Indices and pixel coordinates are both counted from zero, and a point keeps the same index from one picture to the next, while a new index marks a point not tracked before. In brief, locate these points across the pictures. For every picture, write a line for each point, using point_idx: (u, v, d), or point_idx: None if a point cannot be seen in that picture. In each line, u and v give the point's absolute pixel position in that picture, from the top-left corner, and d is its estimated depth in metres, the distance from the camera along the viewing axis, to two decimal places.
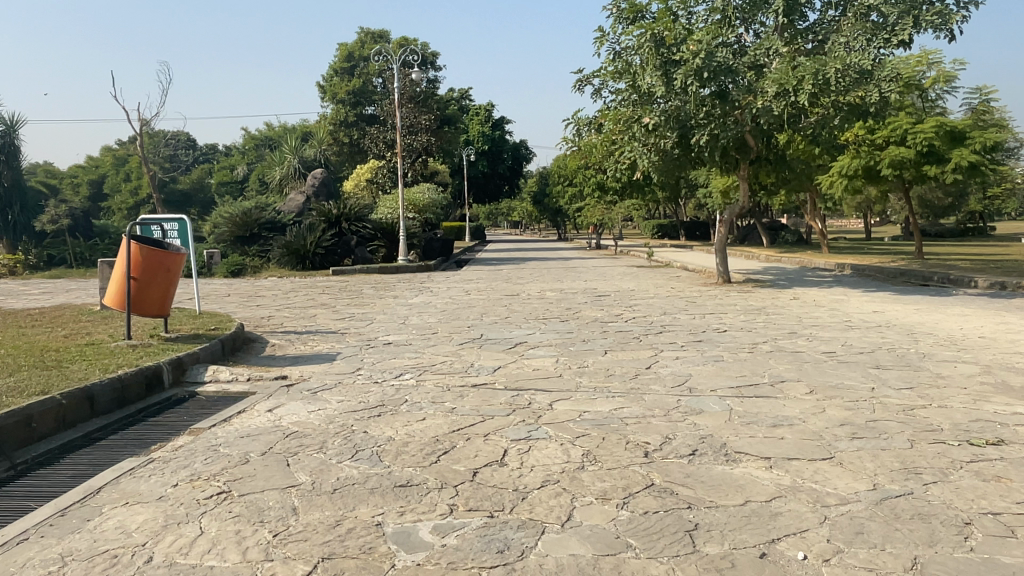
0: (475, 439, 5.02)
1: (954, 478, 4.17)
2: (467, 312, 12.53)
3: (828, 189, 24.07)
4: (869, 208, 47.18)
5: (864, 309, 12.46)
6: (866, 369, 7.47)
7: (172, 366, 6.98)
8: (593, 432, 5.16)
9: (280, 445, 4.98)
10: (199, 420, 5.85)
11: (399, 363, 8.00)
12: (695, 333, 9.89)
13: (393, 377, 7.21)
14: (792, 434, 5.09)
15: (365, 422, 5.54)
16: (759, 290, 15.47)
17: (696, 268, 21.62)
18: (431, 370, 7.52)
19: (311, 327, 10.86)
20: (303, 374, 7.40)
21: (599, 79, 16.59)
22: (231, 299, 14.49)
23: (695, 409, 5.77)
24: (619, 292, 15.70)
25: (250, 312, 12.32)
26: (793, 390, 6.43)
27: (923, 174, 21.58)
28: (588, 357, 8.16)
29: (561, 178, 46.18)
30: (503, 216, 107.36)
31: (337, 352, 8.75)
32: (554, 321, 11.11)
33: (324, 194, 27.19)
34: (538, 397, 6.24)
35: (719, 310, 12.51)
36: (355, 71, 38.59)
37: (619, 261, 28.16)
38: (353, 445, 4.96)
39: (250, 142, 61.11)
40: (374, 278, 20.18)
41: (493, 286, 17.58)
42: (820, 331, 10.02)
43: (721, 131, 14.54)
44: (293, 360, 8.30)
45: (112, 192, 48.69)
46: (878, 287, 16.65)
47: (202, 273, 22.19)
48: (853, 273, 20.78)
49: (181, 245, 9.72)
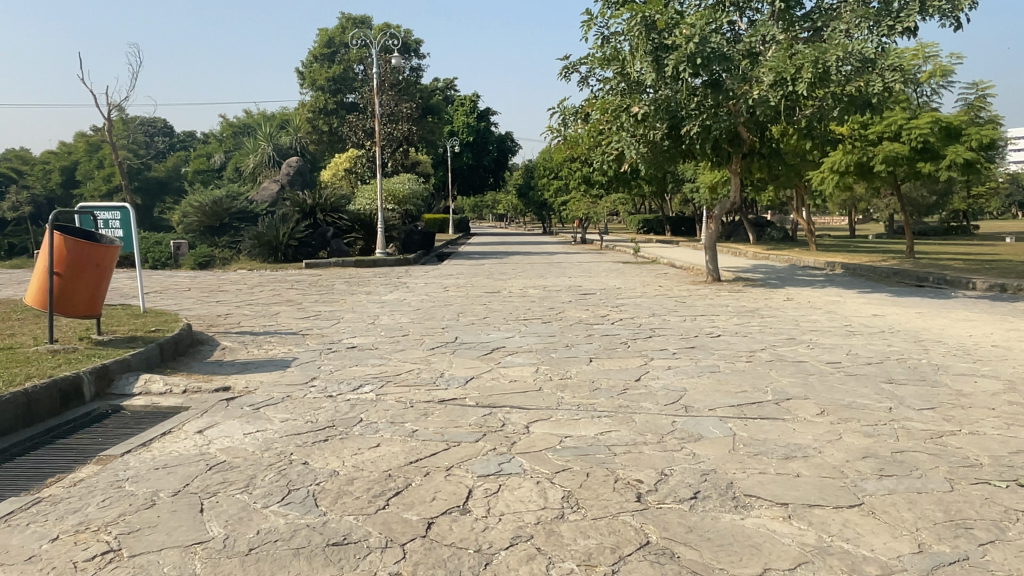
0: (434, 475, 4.21)
1: (1015, 536, 3.42)
2: (443, 311, 11.71)
3: (819, 185, 23.38)
4: (855, 206, 46.76)
5: (863, 311, 11.79)
6: (878, 384, 6.74)
7: (95, 377, 6.09)
8: (576, 465, 4.35)
9: (198, 481, 4.14)
10: (114, 443, 4.98)
11: (361, 371, 7.16)
12: (687, 339, 9.13)
13: (350, 389, 6.37)
14: (809, 471, 4.32)
15: (309, 449, 4.72)
16: (751, 290, 14.73)
17: (683, 265, 20.93)
18: (395, 381, 6.68)
19: (271, 327, 9.98)
20: (248, 386, 6.54)
21: (585, 66, 15.79)
22: (190, 294, 13.53)
23: (694, 434, 4.99)
24: (605, 290, 14.94)
25: (206, 309, 11.42)
26: (803, 410, 5.66)
27: (916, 172, 20.97)
28: (571, 366, 7.36)
29: (546, 171, 45.32)
30: (489, 209, 106.06)
31: (294, 358, 7.89)
32: (535, 323, 10.30)
33: (299, 183, 26.24)
34: (514, 418, 5.44)
35: (711, 311, 11.78)
36: (335, 57, 37.58)
37: (605, 256, 27.41)
38: (287, 482, 4.12)
39: (228, 129, 59.75)
40: (349, 272, 19.27)
41: (473, 282, 16.79)
42: (821, 336, 9.31)
43: (713, 122, 13.81)
44: (241, 366, 7.44)
45: (84, 180, 46.78)
46: (874, 287, 15.98)
47: (168, 265, 21.16)
48: (845, 272, 20.13)
49: (124, 235, 8.79)
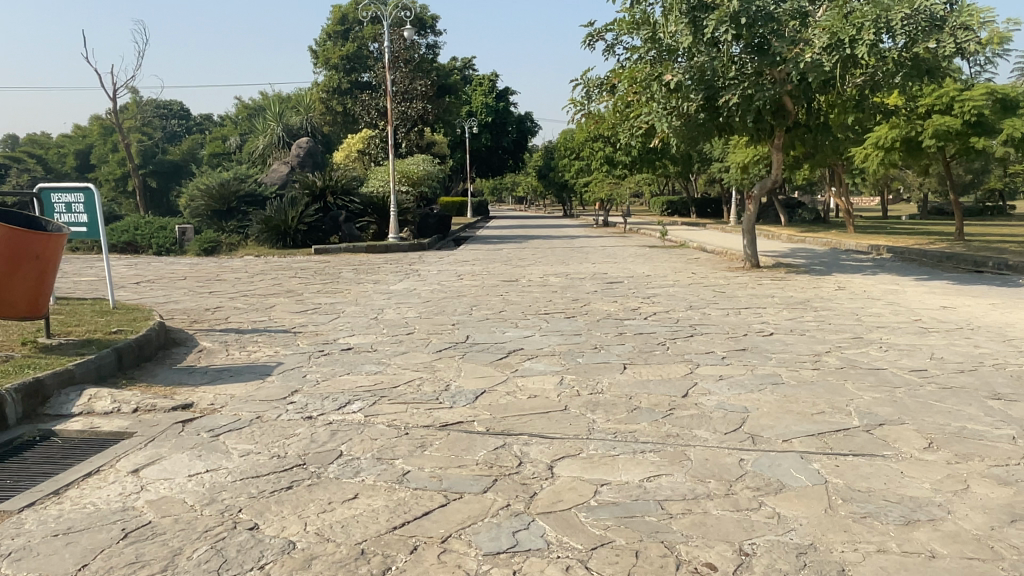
0: (425, 551, 3.06)
1: None
2: (457, 303, 10.55)
3: (862, 162, 21.77)
4: (888, 185, 44.72)
5: (929, 303, 10.43)
6: (984, 400, 5.45)
7: (25, 395, 5.02)
8: (620, 538, 3.16)
9: (102, 560, 3.04)
10: (20, 492, 3.87)
11: (352, 382, 6.01)
12: (736, 338, 7.88)
13: (335, 408, 5.24)
14: (945, 546, 3.11)
15: (263, 504, 3.58)
16: (796, 278, 13.39)
17: (716, 249, 19.54)
18: (390, 397, 5.52)
19: (261, 323, 8.86)
20: (214, 404, 5.42)
21: (612, 32, 14.50)
22: (183, 283, 12.48)
23: (772, 483, 3.78)
24: (634, 278, 13.65)
25: (194, 302, 10.33)
26: (904, 443, 4.44)
27: (968, 148, 19.33)
28: (602, 376, 6.14)
29: (567, 151, 43.84)
30: (507, 190, 104.43)
31: (279, 363, 6.76)
32: (558, 318, 9.08)
33: (310, 165, 25.13)
34: (535, 453, 4.27)
35: (756, 303, 10.50)
36: (348, 34, 36.26)
37: (630, 240, 26.06)
38: (220, 565, 2.98)
39: (243, 111, 58.78)
40: (359, 258, 18.15)
41: (490, 269, 15.58)
42: (892, 335, 8.01)
43: (756, 90, 12.50)
44: (215, 375, 6.33)
45: (99, 163, 45.99)
46: (929, 273, 14.56)
47: (172, 251, 20.19)
48: (892, 256, 18.67)
49: (88, 221, 7.75)
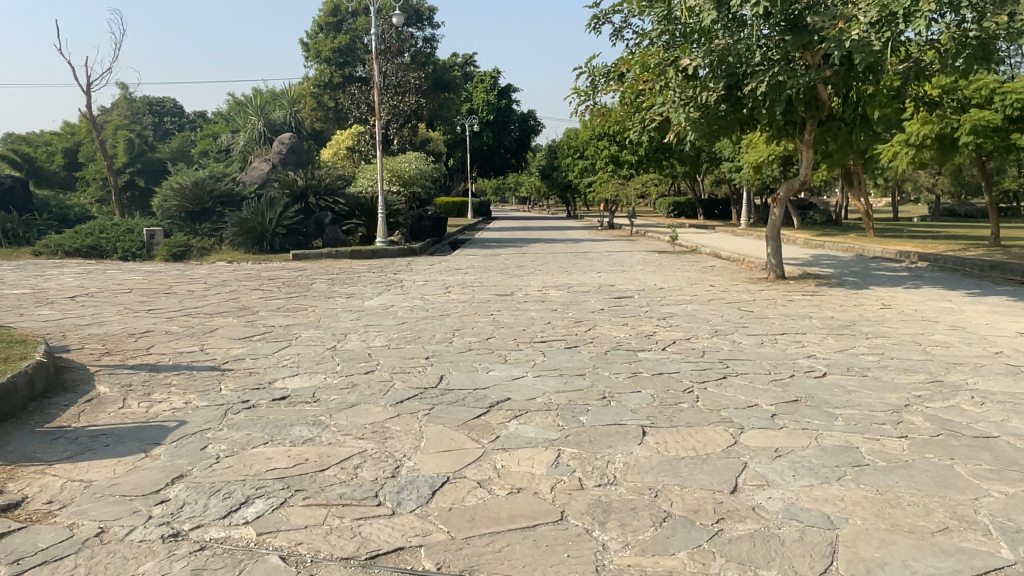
0: None
1: None
2: (436, 326, 8.84)
3: (889, 160, 19.96)
4: (904, 182, 42.85)
5: (1000, 328, 8.66)
6: None
7: None
8: None
9: None
10: None
11: (261, 460, 4.26)
12: (782, 381, 6.16)
13: (222, 514, 3.54)
14: None
15: None
16: (831, 293, 11.71)
17: (733, 255, 17.86)
18: (309, 491, 3.80)
19: (187, 356, 7.14)
20: (52, 506, 3.73)
21: (620, 14, 12.87)
22: (125, 299, 10.77)
23: None
24: (645, 291, 11.97)
25: (121, 325, 8.63)
26: None
27: (1009, 145, 17.53)
28: (615, 451, 4.42)
29: (571, 150, 42.22)
30: (511, 191, 102.47)
31: (181, 422, 5.04)
32: (556, 351, 7.33)
33: (293, 163, 23.38)
34: None
35: (793, 327, 8.78)
36: (342, 26, 34.58)
37: (635, 244, 24.48)
38: None
39: (235, 108, 56.99)
40: (340, 266, 16.55)
41: (484, 279, 13.89)
42: (980, 379, 6.28)
43: (788, 76, 10.75)
44: (86, 444, 4.65)
45: (86, 162, 44.09)
46: (978, 286, 12.79)
47: (139, 256, 18.46)
48: (927, 265, 16.91)
49: None
